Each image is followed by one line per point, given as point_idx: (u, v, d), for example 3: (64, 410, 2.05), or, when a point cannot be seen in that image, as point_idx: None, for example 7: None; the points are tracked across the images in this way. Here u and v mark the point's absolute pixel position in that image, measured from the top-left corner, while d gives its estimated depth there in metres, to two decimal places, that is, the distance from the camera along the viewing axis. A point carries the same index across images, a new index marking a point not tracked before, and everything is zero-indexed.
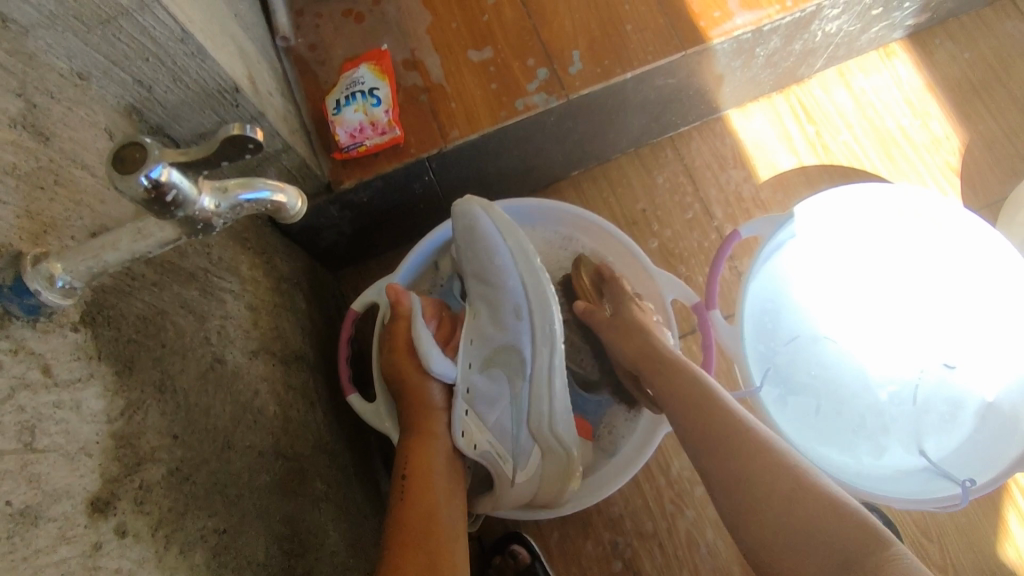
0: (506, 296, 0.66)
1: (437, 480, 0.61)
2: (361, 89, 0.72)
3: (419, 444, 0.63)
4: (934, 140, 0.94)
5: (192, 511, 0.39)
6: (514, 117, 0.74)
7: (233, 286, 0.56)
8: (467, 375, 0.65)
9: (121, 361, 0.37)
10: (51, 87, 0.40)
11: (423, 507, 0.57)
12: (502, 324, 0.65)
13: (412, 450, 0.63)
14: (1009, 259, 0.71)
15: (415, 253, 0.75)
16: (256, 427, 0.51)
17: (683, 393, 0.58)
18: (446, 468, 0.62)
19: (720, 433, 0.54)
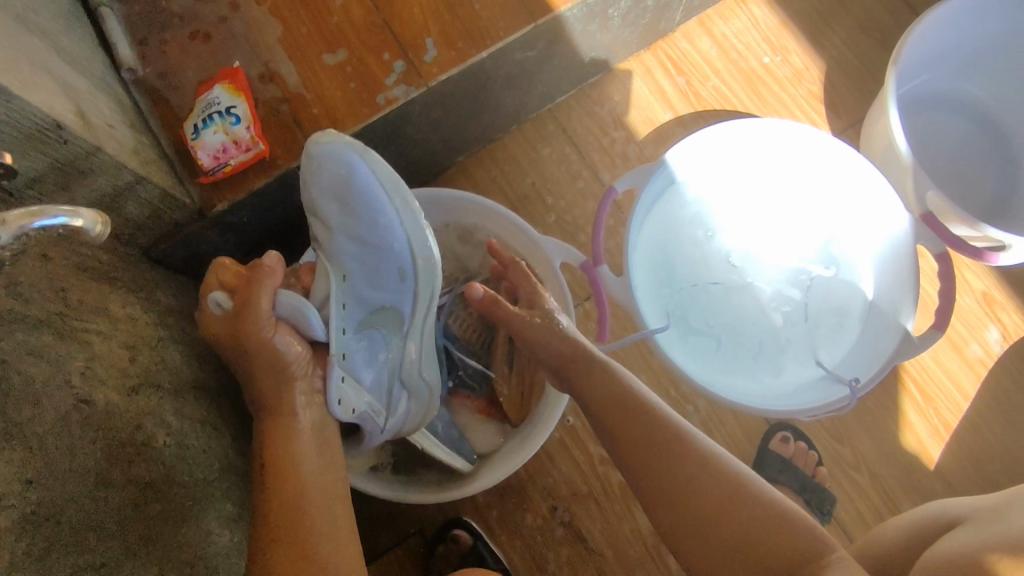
0: (392, 240, 0.59)
1: (305, 494, 0.56)
2: (217, 110, 0.71)
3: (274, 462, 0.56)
4: (795, 72, 0.99)
5: (57, 552, 0.39)
6: (378, 113, 0.75)
7: (100, 325, 0.55)
8: (343, 341, 0.59)
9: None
10: None
11: (291, 546, 0.53)
12: (379, 285, 0.61)
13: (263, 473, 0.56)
14: (865, 173, 0.75)
15: None
16: (140, 459, 0.51)
17: (658, 431, 0.60)
18: (317, 479, 0.58)
19: (685, 466, 0.58)
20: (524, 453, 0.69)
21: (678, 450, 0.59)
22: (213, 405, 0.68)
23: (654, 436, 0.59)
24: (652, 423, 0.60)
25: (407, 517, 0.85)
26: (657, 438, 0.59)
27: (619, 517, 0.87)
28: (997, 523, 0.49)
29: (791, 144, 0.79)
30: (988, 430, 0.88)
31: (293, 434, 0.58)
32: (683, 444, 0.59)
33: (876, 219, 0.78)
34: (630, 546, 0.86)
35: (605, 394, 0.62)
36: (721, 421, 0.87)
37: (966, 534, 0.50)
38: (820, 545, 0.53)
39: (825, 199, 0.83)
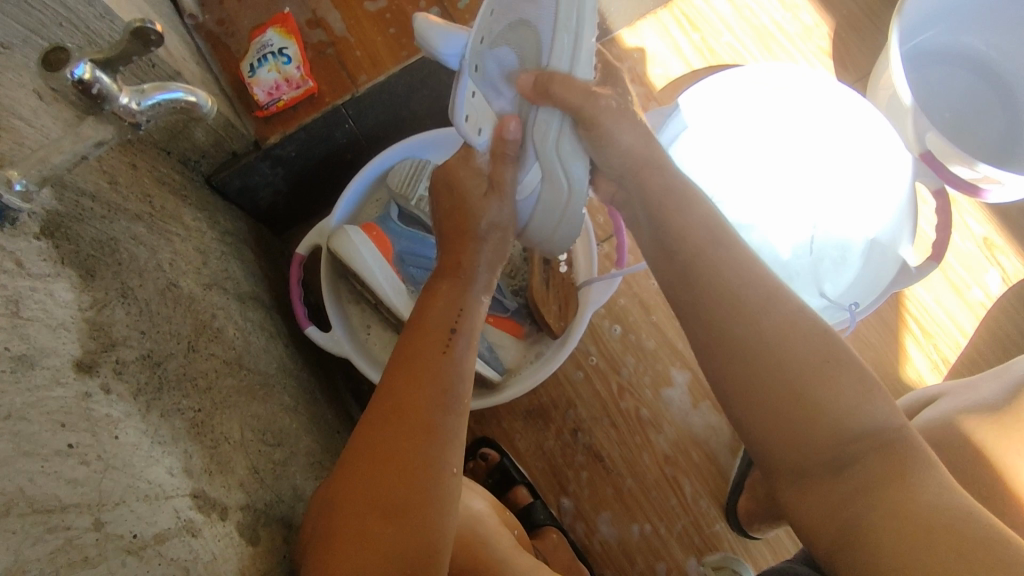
0: None
1: (448, 385, 0.51)
2: (271, 51, 0.78)
3: (414, 335, 0.54)
4: (806, 29, 1.04)
5: (167, 388, 0.46)
6: (415, 56, 0.81)
7: (178, 231, 0.62)
8: (479, 50, 0.52)
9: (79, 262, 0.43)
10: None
11: (416, 443, 0.47)
12: None
13: (405, 349, 0.53)
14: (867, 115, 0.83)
15: (353, 182, 0.82)
16: (218, 341, 0.58)
17: (729, 292, 0.50)
18: (457, 374, 0.52)
19: (759, 335, 0.48)
20: (552, 363, 0.75)
21: (758, 302, 0.49)
22: (268, 316, 0.75)
23: (734, 292, 0.50)
24: (728, 298, 0.50)
25: None
26: (737, 287, 0.50)
27: (639, 446, 0.89)
28: (971, 396, 0.66)
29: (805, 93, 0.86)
30: (990, 363, 0.90)
31: (461, 328, 0.54)
32: (762, 312, 0.49)
33: (877, 158, 0.84)
34: (648, 470, 0.88)
35: (698, 245, 0.52)
36: None
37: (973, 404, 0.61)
38: (891, 432, 0.46)
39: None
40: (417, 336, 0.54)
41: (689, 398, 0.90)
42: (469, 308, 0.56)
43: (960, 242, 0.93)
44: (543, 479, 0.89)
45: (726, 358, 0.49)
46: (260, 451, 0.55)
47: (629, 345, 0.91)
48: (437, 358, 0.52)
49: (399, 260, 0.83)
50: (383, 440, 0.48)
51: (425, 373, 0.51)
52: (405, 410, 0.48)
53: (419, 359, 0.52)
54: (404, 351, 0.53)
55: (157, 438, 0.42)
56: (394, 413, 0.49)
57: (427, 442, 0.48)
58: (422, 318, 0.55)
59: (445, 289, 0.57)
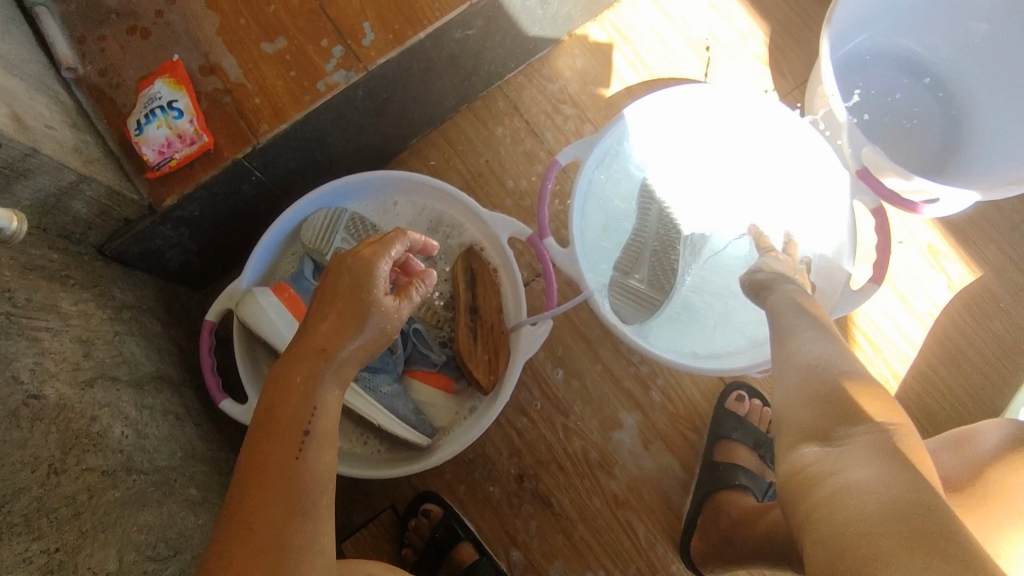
0: None
1: (286, 492, 0.46)
2: (159, 104, 0.72)
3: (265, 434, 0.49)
4: (743, 36, 0.99)
5: (9, 537, 0.41)
6: (319, 100, 0.76)
7: (50, 324, 0.57)
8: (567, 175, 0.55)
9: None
10: None
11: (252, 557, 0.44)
12: None
13: (251, 453, 0.49)
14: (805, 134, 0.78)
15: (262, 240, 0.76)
16: (95, 450, 0.53)
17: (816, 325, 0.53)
18: (304, 479, 0.47)
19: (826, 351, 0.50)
20: (484, 423, 0.71)
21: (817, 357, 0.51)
22: (174, 393, 0.70)
23: (820, 330, 0.52)
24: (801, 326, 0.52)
25: (378, 494, 0.86)
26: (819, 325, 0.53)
27: (589, 491, 0.85)
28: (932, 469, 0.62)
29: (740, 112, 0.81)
30: (944, 378, 0.87)
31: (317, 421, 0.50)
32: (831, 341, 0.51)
33: (820, 176, 0.80)
34: (600, 516, 0.85)
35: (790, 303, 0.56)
36: (686, 396, 0.87)
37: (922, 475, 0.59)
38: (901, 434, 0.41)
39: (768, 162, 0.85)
40: (268, 437, 0.49)
41: (640, 440, 0.86)
42: (326, 401, 0.51)
43: (907, 252, 0.90)
44: (490, 530, 0.85)
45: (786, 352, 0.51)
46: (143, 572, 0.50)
47: (574, 385, 0.87)
48: (284, 462, 0.47)
49: None
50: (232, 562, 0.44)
51: (280, 484, 0.47)
52: (261, 525, 0.45)
53: (269, 467, 0.47)
54: (253, 455, 0.48)
55: None
56: (247, 528, 0.45)
57: (284, 556, 0.44)
58: (272, 416, 0.50)
59: (298, 377, 0.51)
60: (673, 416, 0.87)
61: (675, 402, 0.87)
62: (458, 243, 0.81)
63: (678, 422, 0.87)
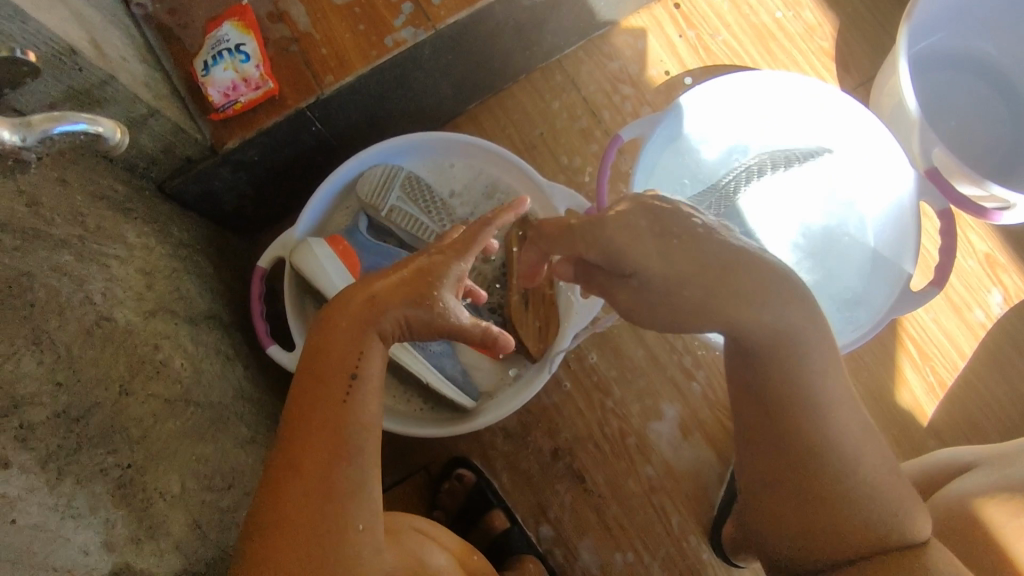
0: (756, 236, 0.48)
1: (341, 437, 0.46)
2: (226, 47, 0.72)
3: (308, 381, 0.48)
4: (808, 27, 0.98)
5: (86, 448, 0.41)
6: (386, 55, 0.75)
7: (117, 252, 0.57)
8: None
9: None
10: None
11: (299, 503, 0.45)
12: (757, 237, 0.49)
13: (297, 398, 0.48)
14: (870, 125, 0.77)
15: (318, 192, 0.76)
16: (159, 377, 0.53)
17: (794, 373, 0.48)
18: (359, 421, 0.47)
19: (807, 387, 0.49)
20: (528, 391, 0.71)
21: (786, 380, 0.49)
22: (225, 336, 0.70)
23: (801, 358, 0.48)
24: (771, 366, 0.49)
25: (412, 456, 0.87)
26: (791, 355, 0.48)
27: (623, 471, 0.85)
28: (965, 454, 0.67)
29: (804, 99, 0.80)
30: (989, 388, 0.86)
31: (366, 371, 0.48)
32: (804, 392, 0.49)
33: (882, 169, 0.79)
34: (632, 496, 0.85)
35: (798, 318, 0.47)
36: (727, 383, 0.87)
37: (977, 474, 0.59)
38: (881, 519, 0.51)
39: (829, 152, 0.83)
40: (314, 384, 0.48)
41: (679, 429, 0.86)
42: (372, 347, 0.49)
43: (963, 260, 0.89)
44: (523, 502, 0.85)
45: (771, 431, 0.51)
46: (202, 499, 0.50)
47: (615, 363, 0.87)
48: (334, 407, 0.47)
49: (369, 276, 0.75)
50: (281, 505, 0.45)
51: (323, 427, 0.46)
52: (311, 471, 0.45)
53: (313, 410, 0.47)
54: (304, 401, 0.48)
55: (69, 512, 0.37)
56: (296, 471, 0.45)
57: (330, 502, 0.45)
58: (316, 364, 0.49)
59: (343, 326, 0.49)
60: (711, 403, 0.87)
61: (715, 390, 0.87)
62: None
63: (716, 409, 0.86)
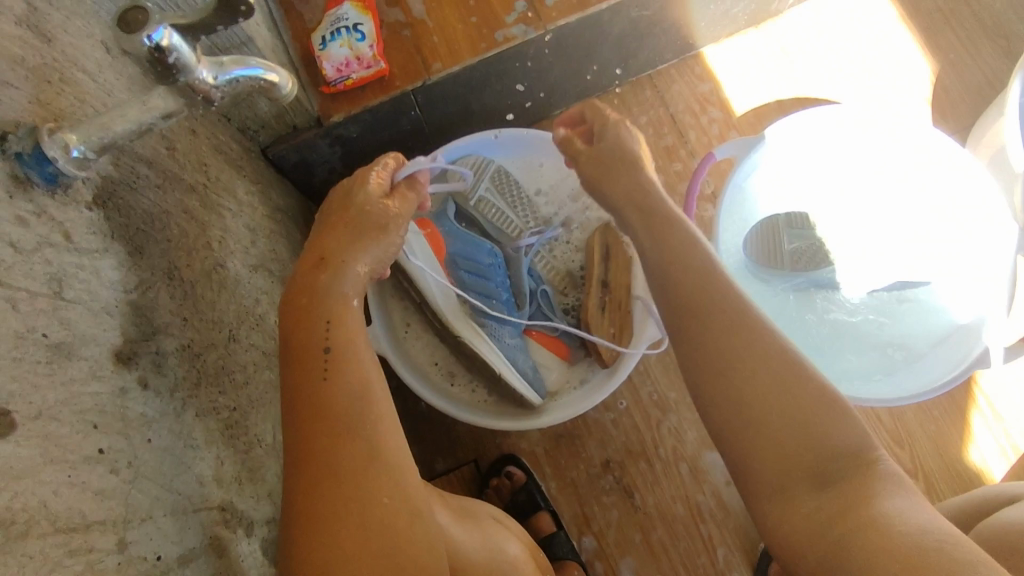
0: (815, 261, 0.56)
1: (338, 407, 0.41)
2: (345, 25, 0.74)
3: (293, 346, 0.43)
4: (908, 69, 0.96)
5: (204, 385, 0.42)
6: (495, 49, 0.76)
7: (231, 205, 0.59)
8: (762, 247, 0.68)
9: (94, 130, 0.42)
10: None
11: (323, 471, 0.38)
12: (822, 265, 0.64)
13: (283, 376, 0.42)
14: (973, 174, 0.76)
15: None
16: (259, 331, 0.54)
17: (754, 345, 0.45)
18: (357, 384, 0.42)
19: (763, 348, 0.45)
20: (596, 396, 0.71)
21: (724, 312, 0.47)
22: None
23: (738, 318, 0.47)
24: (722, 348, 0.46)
25: (462, 447, 0.87)
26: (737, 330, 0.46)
27: (672, 492, 0.84)
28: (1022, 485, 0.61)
29: (907, 141, 0.79)
30: None
31: (347, 336, 0.44)
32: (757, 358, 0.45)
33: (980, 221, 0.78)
34: (678, 519, 0.84)
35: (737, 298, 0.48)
36: None
37: None
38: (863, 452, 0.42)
39: (921, 199, 0.82)
40: (293, 365, 0.42)
41: None
42: (340, 317, 0.45)
43: None
44: (568, 509, 0.84)
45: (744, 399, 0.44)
46: None
47: (676, 383, 0.86)
48: (320, 378, 0.41)
49: (452, 263, 0.74)
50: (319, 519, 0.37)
51: (313, 407, 0.40)
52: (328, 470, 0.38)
53: (302, 392, 0.41)
54: (287, 396, 0.42)
55: (190, 442, 0.38)
56: (330, 477, 0.38)
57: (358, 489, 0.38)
58: (296, 340, 0.43)
59: (319, 299, 0.45)
60: None
61: None
62: (596, 216, 0.81)
63: None
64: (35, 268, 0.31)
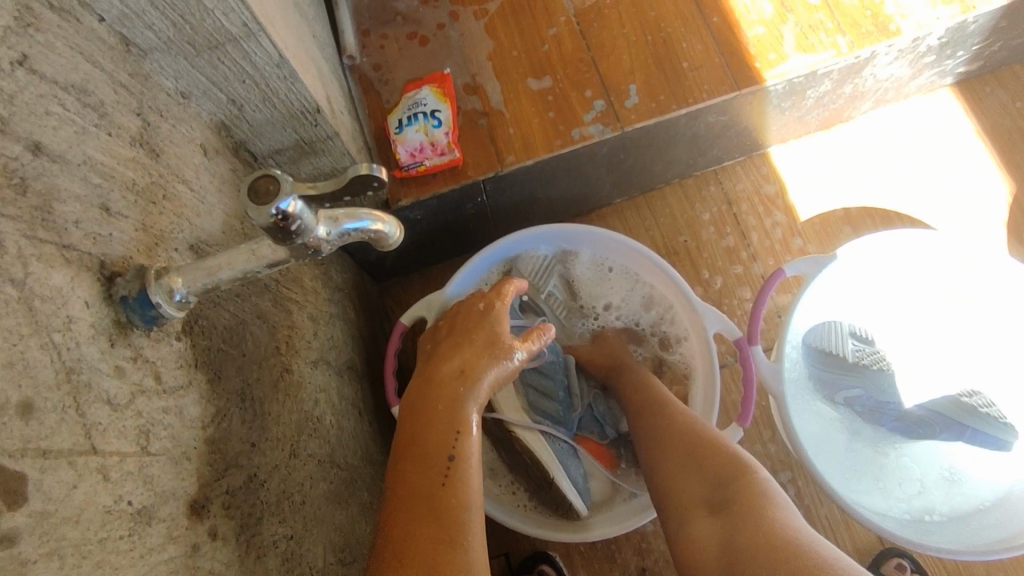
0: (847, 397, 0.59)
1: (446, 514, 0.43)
2: (422, 110, 0.74)
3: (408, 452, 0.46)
4: (983, 188, 0.94)
5: (267, 517, 0.40)
6: (570, 146, 0.76)
7: (299, 296, 0.58)
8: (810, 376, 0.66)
9: (193, 251, 0.41)
10: (161, 107, 0.42)
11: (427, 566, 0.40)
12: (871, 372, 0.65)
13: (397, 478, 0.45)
14: None
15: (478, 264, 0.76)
16: (316, 436, 0.53)
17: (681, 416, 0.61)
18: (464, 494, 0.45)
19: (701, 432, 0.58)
20: (644, 517, 0.68)
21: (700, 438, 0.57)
22: (359, 387, 0.70)
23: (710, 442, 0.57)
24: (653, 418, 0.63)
25: (494, 539, 0.84)
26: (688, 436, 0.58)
27: None
28: None
29: (994, 278, 0.76)
30: None
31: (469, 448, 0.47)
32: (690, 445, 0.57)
33: None
34: None
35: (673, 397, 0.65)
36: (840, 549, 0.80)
37: None
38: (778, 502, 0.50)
39: (995, 337, 0.80)
40: (414, 461, 0.46)
41: None
42: (468, 428, 0.48)
43: None
44: None
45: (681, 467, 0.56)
46: (335, 575, 0.49)
47: None
48: (435, 483, 0.45)
49: None
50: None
51: (427, 508, 0.43)
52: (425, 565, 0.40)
53: (416, 488, 0.45)
54: (400, 488, 0.45)
55: None
56: (422, 570, 0.40)
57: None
58: (414, 441, 0.47)
59: (452, 406, 0.49)
60: None
61: None
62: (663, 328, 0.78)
63: None
64: (125, 423, 0.30)
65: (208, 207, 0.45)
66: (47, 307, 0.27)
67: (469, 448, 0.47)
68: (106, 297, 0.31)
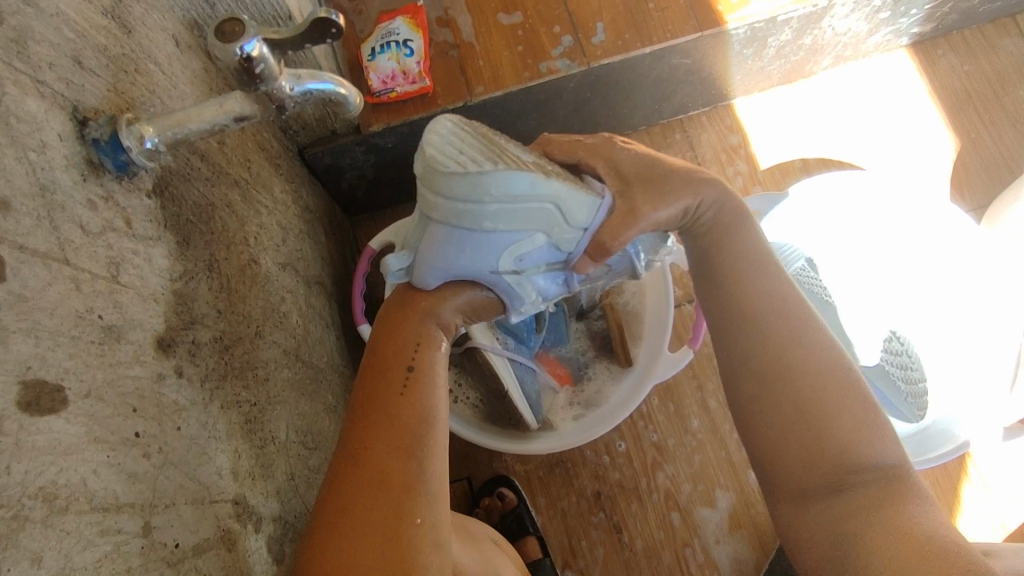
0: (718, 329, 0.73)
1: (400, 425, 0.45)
2: (395, 39, 0.76)
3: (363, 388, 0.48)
4: (931, 145, 0.99)
5: (230, 377, 0.43)
6: (537, 79, 0.78)
7: (268, 202, 0.60)
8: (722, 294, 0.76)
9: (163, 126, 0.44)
10: None
11: (374, 466, 0.42)
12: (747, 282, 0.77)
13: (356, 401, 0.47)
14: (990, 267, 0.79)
15: None
16: (282, 329, 0.55)
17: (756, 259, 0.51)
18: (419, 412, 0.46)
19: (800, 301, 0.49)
20: (585, 433, 0.73)
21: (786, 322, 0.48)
22: (327, 303, 0.73)
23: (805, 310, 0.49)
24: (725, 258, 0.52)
25: (457, 464, 0.88)
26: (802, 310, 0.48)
27: (659, 533, 0.83)
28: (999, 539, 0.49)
29: (933, 221, 0.81)
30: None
31: (432, 381, 0.48)
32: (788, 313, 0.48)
33: (985, 314, 0.80)
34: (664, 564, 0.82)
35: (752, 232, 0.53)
36: None
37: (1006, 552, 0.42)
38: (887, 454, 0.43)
39: (932, 284, 0.84)
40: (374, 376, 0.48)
41: (728, 509, 0.84)
42: (428, 345, 0.50)
43: None
44: (555, 540, 0.84)
45: (765, 343, 0.48)
46: (297, 453, 0.52)
47: (673, 425, 0.86)
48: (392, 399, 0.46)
49: None
50: (344, 509, 0.40)
51: (381, 418, 0.45)
52: (377, 472, 0.42)
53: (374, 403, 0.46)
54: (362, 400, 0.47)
55: (213, 433, 0.39)
56: (379, 480, 0.42)
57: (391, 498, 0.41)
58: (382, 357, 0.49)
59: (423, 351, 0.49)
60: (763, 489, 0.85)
61: None
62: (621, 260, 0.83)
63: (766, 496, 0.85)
64: (96, 250, 0.32)
65: (179, 92, 0.47)
66: (25, 126, 0.29)
67: (427, 359, 0.49)
68: (79, 136, 0.33)
